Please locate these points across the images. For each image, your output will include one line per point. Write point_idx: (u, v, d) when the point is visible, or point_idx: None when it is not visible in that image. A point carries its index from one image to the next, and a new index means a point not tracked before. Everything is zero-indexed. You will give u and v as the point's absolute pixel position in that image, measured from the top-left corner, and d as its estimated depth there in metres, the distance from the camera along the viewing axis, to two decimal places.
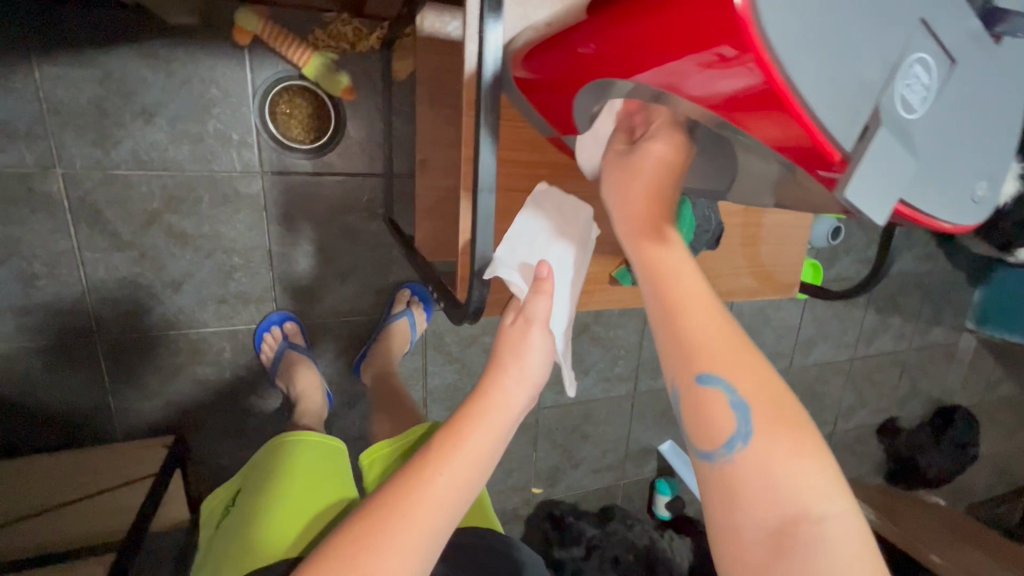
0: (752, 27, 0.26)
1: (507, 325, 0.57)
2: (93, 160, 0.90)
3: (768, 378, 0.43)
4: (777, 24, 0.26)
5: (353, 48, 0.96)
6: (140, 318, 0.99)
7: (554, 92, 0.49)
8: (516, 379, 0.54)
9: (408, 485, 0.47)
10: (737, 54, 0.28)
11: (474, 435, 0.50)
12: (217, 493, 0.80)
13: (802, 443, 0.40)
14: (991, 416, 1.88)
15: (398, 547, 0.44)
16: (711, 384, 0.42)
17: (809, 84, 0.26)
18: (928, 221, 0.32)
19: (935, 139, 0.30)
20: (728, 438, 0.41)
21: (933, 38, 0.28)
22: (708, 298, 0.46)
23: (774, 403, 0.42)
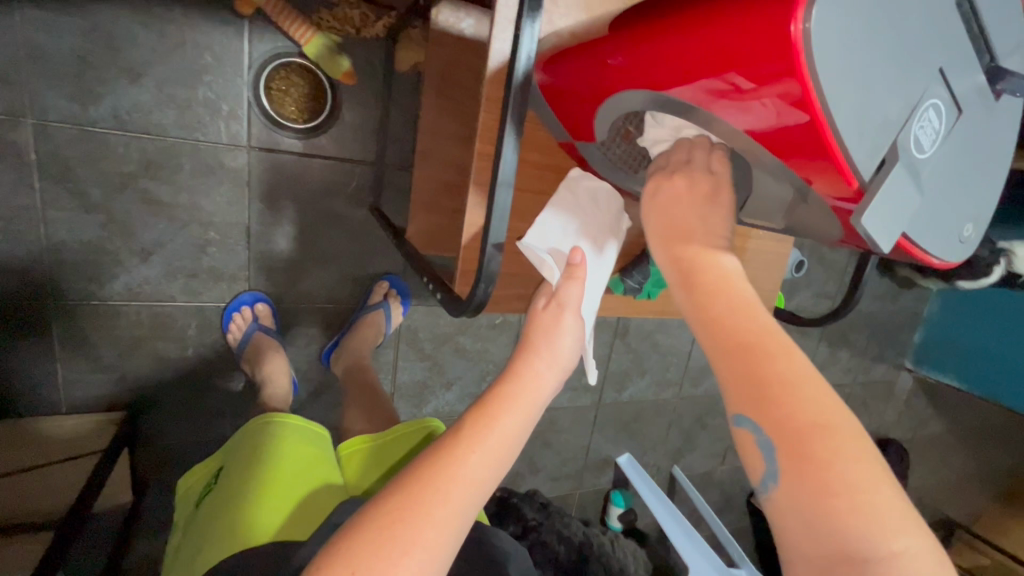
0: (801, 54, 0.28)
1: (540, 308, 0.60)
2: (69, 114, 0.85)
3: (800, 407, 0.38)
4: (822, 57, 0.28)
5: (357, 33, 0.94)
6: (100, 285, 0.94)
7: (575, 99, 0.51)
8: (546, 363, 0.56)
9: (443, 461, 0.46)
10: (783, 79, 0.30)
11: (506, 418, 0.50)
12: (197, 472, 0.77)
13: (844, 486, 0.35)
14: (920, 450, 2.01)
15: (435, 520, 0.44)
16: (739, 424, 0.39)
17: (841, 114, 0.29)
18: (922, 256, 0.35)
19: (937, 179, 0.33)
20: (761, 478, 0.38)
21: (947, 87, 0.32)
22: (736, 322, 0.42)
23: (815, 440, 0.36)
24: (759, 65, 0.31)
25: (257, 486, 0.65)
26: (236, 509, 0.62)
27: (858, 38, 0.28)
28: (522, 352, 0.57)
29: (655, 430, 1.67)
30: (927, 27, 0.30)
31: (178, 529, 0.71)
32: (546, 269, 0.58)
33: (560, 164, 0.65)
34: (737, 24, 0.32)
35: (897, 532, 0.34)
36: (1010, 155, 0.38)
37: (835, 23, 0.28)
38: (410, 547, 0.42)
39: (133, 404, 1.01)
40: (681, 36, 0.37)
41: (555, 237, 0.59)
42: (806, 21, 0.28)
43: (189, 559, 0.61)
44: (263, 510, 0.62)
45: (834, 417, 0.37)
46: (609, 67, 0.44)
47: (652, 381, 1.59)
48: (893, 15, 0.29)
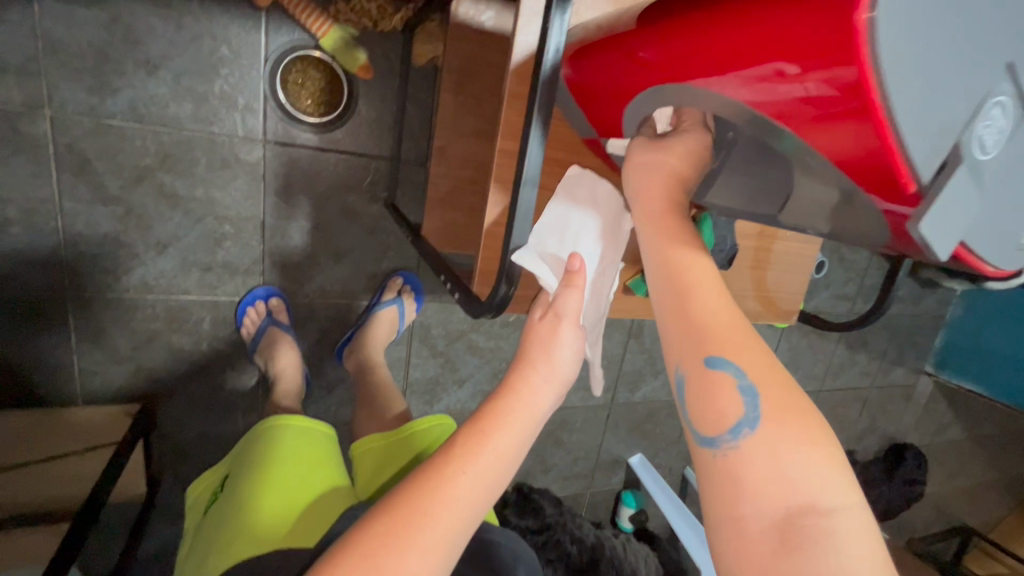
0: (863, 45, 0.26)
1: (536, 320, 0.56)
2: (87, 106, 0.85)
3: (773, 365, 0.41)
4: (888, 48, 0.26)
5: (374, 26, 0.94)
6: (117, 278, 0.94)
7: (604, 95, 0.49)
8: (543, 377, 0.53)
9: (433, 482, 0.45)
10: (842, 72, 0.28)
11: (498, 436, 0.49)
12: (204, 482, 0.77)
13: (808, 434, 0.39)
14: (940, 456, 1.97)
15: (422, 544, 0.43)
16: (720, 369, 0.41)
17: (903, 110, 0.27)
18: (978, 264, 0.33)
19: (999, 183, 0.31)
20: (734, 424, 0.39)
21: (1015, 82, 0.29)
22: (718, 283, 0.45)
23: (786, 394, 0.40)
24: (813, 57, 0.29)
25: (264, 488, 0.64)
26: (244, 512, 0.62)
27: (926, 27, 0.26)
28: (517, 365, 0.54)
29: (668, 430, 1.65)
30: (997, 18, 0.28)
31: (189, 536, 0.70)
32: (541, 278, 0.56)
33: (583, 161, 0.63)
34: (791, 11, 0.30)
35: (840, 489, 0.37)
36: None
37: (905, 10, 0.25)
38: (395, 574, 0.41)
39: (149, 395, 1.02)
40: (725, 26, 0.35)
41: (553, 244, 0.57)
42: (875, 9, 0.25)
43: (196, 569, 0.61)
44: (269, 513, 0.62)
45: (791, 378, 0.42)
46: (642, 60, 0.42)
47: (666, 381, 1.57)
48: (965, 2, 0.27)
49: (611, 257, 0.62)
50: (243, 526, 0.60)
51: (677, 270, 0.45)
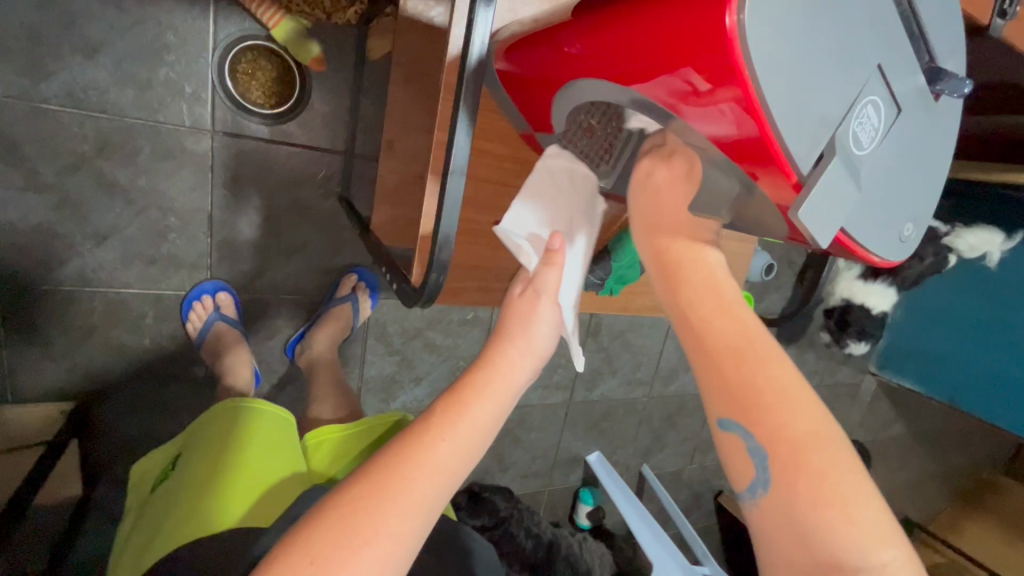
0: (736, 47, 0.28)
1: (516, 296, 0.59)
2: (19, 89, 0.82)
3: (798, 416, 0.40)
4: (759, 53, 0.28)
5: (328, 17, 0.91)
6: (51, 270, 0.90)
7: (535, 89, 0.51)
8: (521, 350, 0.55)
9: (412, 449, 0.45)
10: (721, 72, 0.30)
11: (478, 405, 0.49)
12: (157, 453, 0.75)
13: (827, 491, 0.37)
14: (882, 452, 2.07)
15: (398, 506, 0.42)
16: (730, 430, 0.41)
17: (780, 108, 0.29)
18: (862, 254, 0.35)
19: (878, 177, 0.33)
20: (750, 484, 0.40)
21: (886, 84, 0.32)
22: (734, 329, 0.44)
23: (808, 450, 0.39)
24: (699, 60, 0.31)
25: (219, 474, 0.64)
26: (196, 493, 0.62)
27: (796, 30, 0.29)
28: (496, 341, 0.55)
29: (625, 428, 1.68)
30: (864, 23, 0.31)
31: (133, 513, 0.69)
32: (522, 255, 0.57)
33: (526, 156, 0.65)
34: (690, 23, 0.32)
35: (874, 541, 0.37)
36: (952, 158, 0.38)
37: (769, 13, 0.28)
38: (372, 532, 0.41)
39: (83, 394, 0.97)
40: (635, 26, 0.36)
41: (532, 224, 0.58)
42: (741, 13, 0.28)
43: (139, 548, 0.60)
44: (216, 494, 0.61)
45: (817, 428, 0.40)
46: (566, 55, 0.44)
47: (623, 380, 1.60)
48: (830, 9, 0.29)
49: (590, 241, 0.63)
50: (196, 507, 0.60)
51: (691, 322, 0.46)
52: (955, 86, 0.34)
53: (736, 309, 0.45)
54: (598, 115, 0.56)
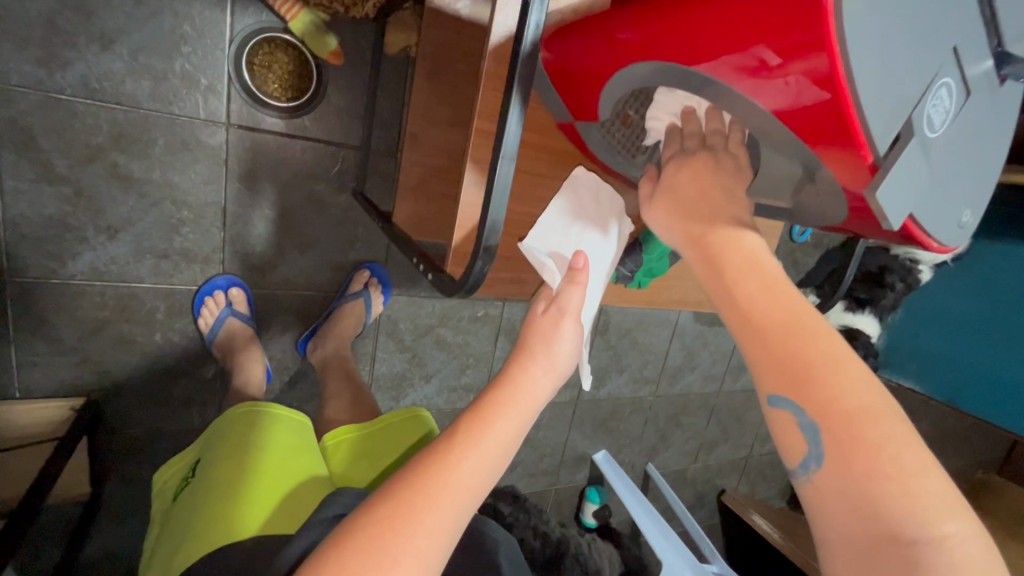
0: (827, 18, 0.29)
1: (538, 313, 0.56)
2: (34, 79, 0.80)
3: (848, 388, 0.38)
4: (849, 28, 0.29)
5: (346, 11, 0.92)
6: (63, 264, 0.89)
7: (578, 80, 0.50)
8: (543, 368, 0.53)
9: (437, 467, 0.45)
10: (805, 41, 0.30)
11: (501, 423, 0.48)
12: (173, 465, 0.74)
13: (883, 463, 0.35)
14: None
15: (423, 528, 0.42)
16: (778, 404, 0.40)
17: (864, 85, 0.29)
18: (926, 241, 0.35)
19: (946, 161, 0.33)
20: (802, 458, 0.39)
21: (959, 67, 0.32)
22: (778, 303, 0.41)
23: (861, 422, 0.36)
24: (782, 31, 0.32)
25: (242, 477, 0.62)
26: (208, 503, 0.60)
27: (878, 10, 0.29)
28: (518, 355, 0.54)
29: (631, 427, 1.68)
30: (940, 6, 0.31)
31: (157, 524, 0.68)
32: (546, 272, 0.57)
33: (559, 147, 0.64)
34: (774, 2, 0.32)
35: (942, 515, 0.34)
36: (1008, 147, 0.39)
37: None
38: (400, 554, 0.40)
39: (95, 390, 0.96)
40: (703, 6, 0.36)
41: (555, 241, 0.59)
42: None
43: (166, 555, 0.59)
44: (239, 498, 0.60)
45: (872, 401, 0.37)
46: (618, 41, 0.43)
47: (630, 378, 1.60)
48: None
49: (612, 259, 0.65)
50: (211, 516, 0.58)
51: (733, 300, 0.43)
52: (1021, 71, 0.35)
53: (781, 284, 0.43)
54: (637, 102, 0.57)
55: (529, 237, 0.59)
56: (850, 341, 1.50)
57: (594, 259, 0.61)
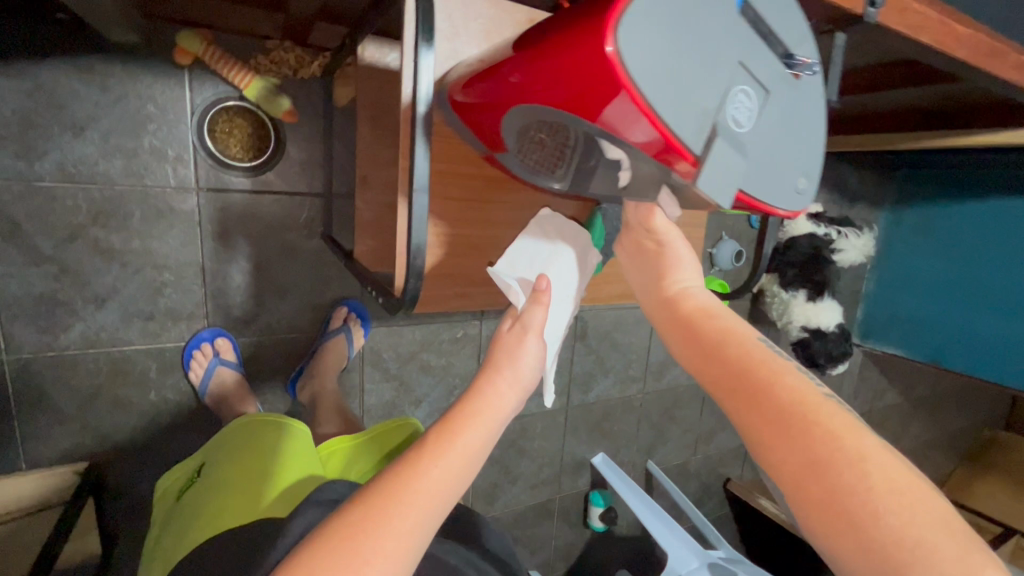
0: (617, 70, 0.36)
1: (504, 330, 0.57)
2: (14, 171, 0.88)
3: (795, 439, 0.43)
4: (636, 72, 0.36)
5: (294, 73, 1.02)
6: (57, 337, 0.95)
7: (484, 114, 0.58)
8: (508, 381, 0.54)
9: (403, 477, 0.45)
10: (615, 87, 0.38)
11: (467, 434, 0.49)
12: (178, 471, 0.80)
13: (841, 499, 0.40)
14: (880, 420, 2.26)
15: (392, 533, 0.42)
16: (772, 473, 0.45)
17: (666, 109, 0.37)
18: (767, 208, 0.44)
19: (762, 146, 0.42)
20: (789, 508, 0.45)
21: (751, 73, 0.40)
22: (726, 365, 0.49)
23: (823, 477, 0.41)
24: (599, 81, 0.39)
25: (255, 476, 0.68)
26: (209, 503, 0.66)
27: (662, 51, 0.37)
28: (485, 370, 0.55)
29: (625, 427, 1.73)
30: (720, 29, 0.38)
31: (158, 522, 0.74)
32: (512, 294, 0.61)
33: (487, 172, 0.71)
34: (582, 56, 0.39)
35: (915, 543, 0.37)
36: (825, 116, 0.46)
37: (636, 39, 0.36)
38: (368, 556, 0.41)
39: (96, 455, 1.01)
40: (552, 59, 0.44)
41: (521, 269, 0.66)
42: (614, 44, 0.36)
43: (169, 549, 0.64)
44: (246, 489, 0.66)
45: (831, 449, 0.42)
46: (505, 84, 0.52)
47: (616, 379, 1.65)
48: (685, 27, 0.37)
49: (579, 283, 0.69)
50: (218, 509, 0.64)
51: (691, 356, 0.53)
52: (810, 65, 0.42)
53: (734, 340, 0.50)
54: (546, 129, 0.58)
55: (498, 264, 0.65)
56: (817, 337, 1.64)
57: (558, 280, 0.67)
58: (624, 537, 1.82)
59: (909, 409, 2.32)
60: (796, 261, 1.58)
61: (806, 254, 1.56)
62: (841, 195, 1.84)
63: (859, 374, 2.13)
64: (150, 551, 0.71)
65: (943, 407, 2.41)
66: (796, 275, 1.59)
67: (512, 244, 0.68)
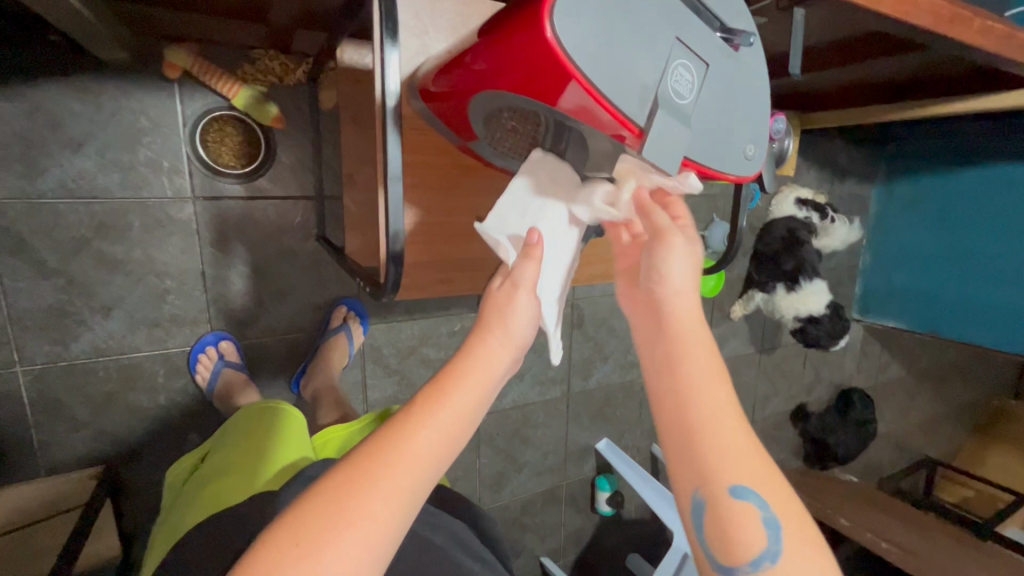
0: (561, 55, 0.41)
1: (495, 288, 0.59)
2: (18, 189, 0.91)
3: (768, 472, 0.47)
4: (578, 56, 0.41)
5: (281, 81, 1.06)
6: (67, 346, 0.99)
7: (450, 103, 0.62)
8: (500, 340, 0.55)
9: (394, 437, 0.47)
10: (562, 72, 0.42)
11: (459, 394, 0.50)
12: (186, 458, 0.85)
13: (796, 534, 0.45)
14: (885, 394, 2.26)
15: (384, 491, 0.44)
16: (745, 499, 0.46)
17: (610, 88, 0.42)
18: (714, 171, 0.50)
19: (704, 116, 0.47)
20: (757, 556, 0.45)
21: (688, 49, 0.45)
22: (715, 389, 0.50)
23: (793, 513, 0.46)
24: (546, 68, 0.44)
25: (252, 457, 0.72)
26: (215, 479, 0.71)
27: (601, 36, 0.41)
28: (476, 330, 0.56)
29: (628, 411, 1.75)
30: (653, 13, 0.43)
31: (165, 504, 0.79)
32: (502, 251, 0.62)
33: (461, 161, 0.76)
34: (529, 46, 0.44)
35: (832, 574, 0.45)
36: (769, 83, 0.51)
37: (575, 28, 0.40)
38: (357, 517, 0.43)
39: (111, 460, 1.05)
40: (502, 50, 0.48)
41: (513, 224, 0.64)
42: (554, 32, 0.40)
43: (173, 524, 0.69)
44: (245, 469, 0.70)
45: (793, 493, 0.47)
46: (467, 76, 0.55)
47: (616, 364, 1.68)
48: (619, 14, 0.42)
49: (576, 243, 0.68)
50: (220, 488, 0.68)
51: (674, 360, 0.51)
52: (745, 39, 0.47)
53: (710, 368, 0.51)
54: (515, 117, 0.64)
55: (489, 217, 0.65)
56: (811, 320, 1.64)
57: (551, 233, 0.65)
58: (632, 520, 1.85)
59: (914, 382, 2.33)
60: (771, 252, 1.63)
61: (781, 241, 1.62)
62: (831, 171, 1.85)
63: (861, 349, 2.14)
64: (155, 530, 0.75)
65: (949, 379, 2.41)
66: (771, 267, 1.64)
67: (508, 188, 0.65)
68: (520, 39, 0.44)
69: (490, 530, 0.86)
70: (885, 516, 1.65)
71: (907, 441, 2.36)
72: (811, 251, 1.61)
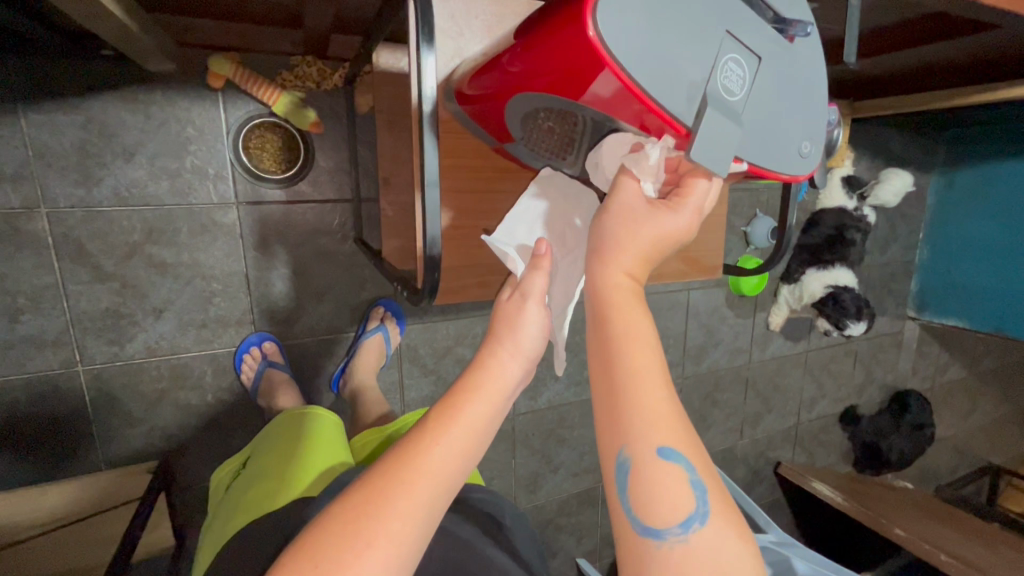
0: (603, 53, 0.39)
1: (504, 300, 0.57)
2: (77, 198, 0.96)
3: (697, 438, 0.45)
4: (621, 55, 0.39)
5: (318, 86, 1.08)
6: (123, 346, 1.03)
7: (486, 103, 0.61)
8: (510, 352, 0.53)
9: (410, 454, 0.46)
10: (604, 71, 0.41)
11: (471, 406, 0.49)
12: (229, 464, 0.87)
13: (721, 501, 0.44)
14: (944, 396, 2.13)
15: (402, 509, 0.44)
16: (673, 461, 0.43)
17: (654, 86, 0.40)
18: (767, 171, 0.47)
19: (757, 111, 0.44)
20: (686, 519, 0.42)
21: (739, 41, 0.42)
22: (649, 351, 0.46)
23: (715, 479, 0.44)
24: (585, 65, 0.42)
25: (290, 461, 0.74)
26: (257, 486, 0.73)
27: (644, 33, 0.39)
28: (487, 342, 0.54)
29: None
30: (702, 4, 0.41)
31: (212, 507, 0.81)
32: (510, 261, 0.60)
33: (494, 164, 0.75)
34: (566, 45, 0.42)
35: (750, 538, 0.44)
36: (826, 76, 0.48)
37: (615, 23, 0.39)
38: (374, 538, 0.42)
39: (165, 453, 1.10)
40: (538, 49, 0.47)
41: (521, 236, 0.64)
42: (595, 29, 0.39)
43: (218, 531, 0.71)
44: (285, 473, 0.72)
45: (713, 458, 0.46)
46: (504, 77, 0.54)
47: None
48: (664, 8, 0.40)
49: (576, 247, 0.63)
50: (262, 493, 0.70)
51: (608, 318, 0.47)
52: (801, 29, 0.44)
53: (645, 334, 0.47)
54: (555, 117, 0.61)
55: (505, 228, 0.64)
56: (834, 296, 1.57)
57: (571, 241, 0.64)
58: None
59: (977, 384, 2.18)
60: (813, 243, 1.61)
61: (826, 236, 1.61)
62: (885, 160, 1.75)
63: (917, 348, 2.02)
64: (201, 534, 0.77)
65: (1015, 380, 2.25)
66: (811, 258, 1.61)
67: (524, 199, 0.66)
68: (559, 36, 0.43)
69: (526, 531, 0.86)
70: (950, 532, 1.52)
71: (969, 447, 2.22)
72: (855, 248, 1.61)
